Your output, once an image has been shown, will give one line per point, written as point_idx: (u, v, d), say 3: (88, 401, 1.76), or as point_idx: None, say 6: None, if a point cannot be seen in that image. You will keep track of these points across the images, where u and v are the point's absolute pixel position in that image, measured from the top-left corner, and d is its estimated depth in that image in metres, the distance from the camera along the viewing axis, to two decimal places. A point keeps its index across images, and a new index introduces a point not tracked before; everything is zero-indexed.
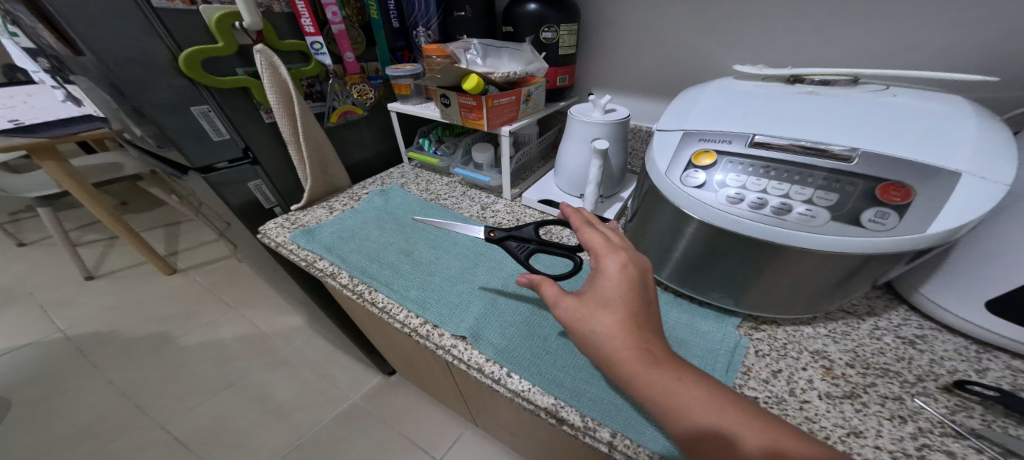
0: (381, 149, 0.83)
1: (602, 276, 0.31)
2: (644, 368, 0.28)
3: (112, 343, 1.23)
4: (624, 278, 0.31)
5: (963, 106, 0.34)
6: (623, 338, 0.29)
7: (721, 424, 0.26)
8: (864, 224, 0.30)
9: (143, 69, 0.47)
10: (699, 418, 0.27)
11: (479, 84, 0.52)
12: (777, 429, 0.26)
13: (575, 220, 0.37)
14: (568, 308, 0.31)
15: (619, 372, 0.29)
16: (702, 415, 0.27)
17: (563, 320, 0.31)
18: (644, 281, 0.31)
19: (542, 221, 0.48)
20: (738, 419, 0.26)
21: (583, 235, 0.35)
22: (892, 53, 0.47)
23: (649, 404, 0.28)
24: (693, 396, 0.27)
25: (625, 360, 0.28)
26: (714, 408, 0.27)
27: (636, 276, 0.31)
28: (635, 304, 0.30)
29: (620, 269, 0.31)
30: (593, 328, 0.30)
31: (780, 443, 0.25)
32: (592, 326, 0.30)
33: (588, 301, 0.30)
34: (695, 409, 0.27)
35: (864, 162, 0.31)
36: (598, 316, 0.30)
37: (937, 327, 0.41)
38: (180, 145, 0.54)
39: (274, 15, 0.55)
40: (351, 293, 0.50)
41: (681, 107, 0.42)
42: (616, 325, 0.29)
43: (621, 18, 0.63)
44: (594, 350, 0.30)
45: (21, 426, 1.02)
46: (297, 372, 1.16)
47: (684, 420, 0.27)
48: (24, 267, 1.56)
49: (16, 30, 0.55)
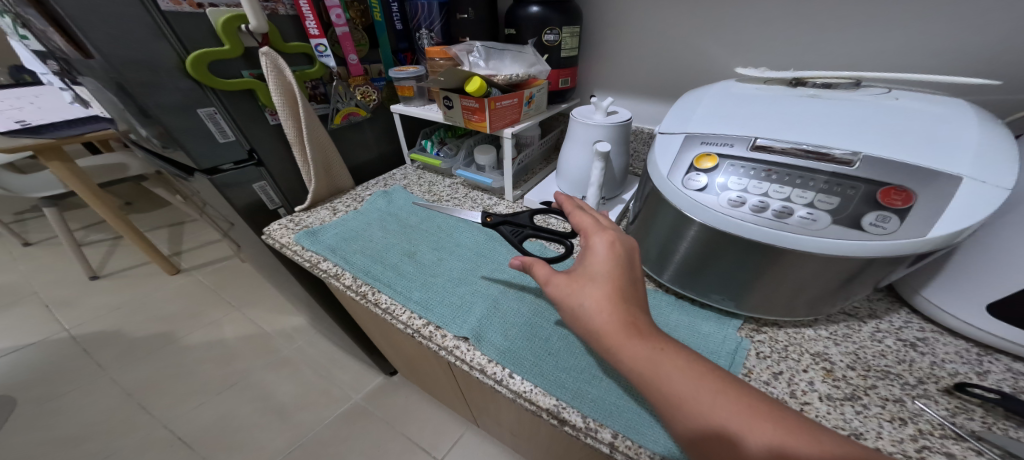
0: (384, 150, 0.83)
1: (591, 253, 0.34)
2: (629, 340, 0.29)
3: (116, 343, 1.24)
4: (611, 255, 0.33)
5: (965, 110, 0.34)
6: (610, 312, 0.30)
7: (700, 391, 0.28)
8: (864, 227, 0.30)
9: (150, 72, 0.48)
10: (679, 387, 0.28)
11: (482, 86, 0.53)
12: (748, 394, 0.27)
13: (567, 205, 0.40)
14: (559, 285, 0.33)
15: (606, 344, 0.30)
16: (681, 383, 0.28)
17: (554, 297, 0.33)
18: (629, 258, 0.34)
19: (539, 210, 0.51)
20: (715, 387, 0.28)
21: (574, 218, 0.38)
22: (895, 55, 0.47)
23: (632, 375, 0.29)
24: (675, 367, 0.29)
25: (612, 333, 0.30)
26: (692, 377, 0.28)
27: (621, 253, 0.34)
28: (622, 280, 0.32)
29: (607, 246, 0.34)
30: (581, 302, 0.31)
31: (751, 407, 0.27)
32: (581, 300, 0.31)
33: (578, 278, 0.32)
34: (677, 378, 0.28)
35: (865, 166, 0.31)
36: (587, 290, 0.31)
37: (938, 330, 0.41)
38: (186, 146, 0.54)
39: (279, 18, 0.56)
40: (355, 294, 0.51)
41: (683, 109, 0.43)
42: (604, 300, 0.31)
43: (623, 21, 0.63)
44: (582, 324, 0.31)
45: (26, 424, 1.03)
46: (299, 372, 1.16)
47: (665, 389, 0.28)
48: (29, 266, 1.57)
49: (26, 33, 0.56)
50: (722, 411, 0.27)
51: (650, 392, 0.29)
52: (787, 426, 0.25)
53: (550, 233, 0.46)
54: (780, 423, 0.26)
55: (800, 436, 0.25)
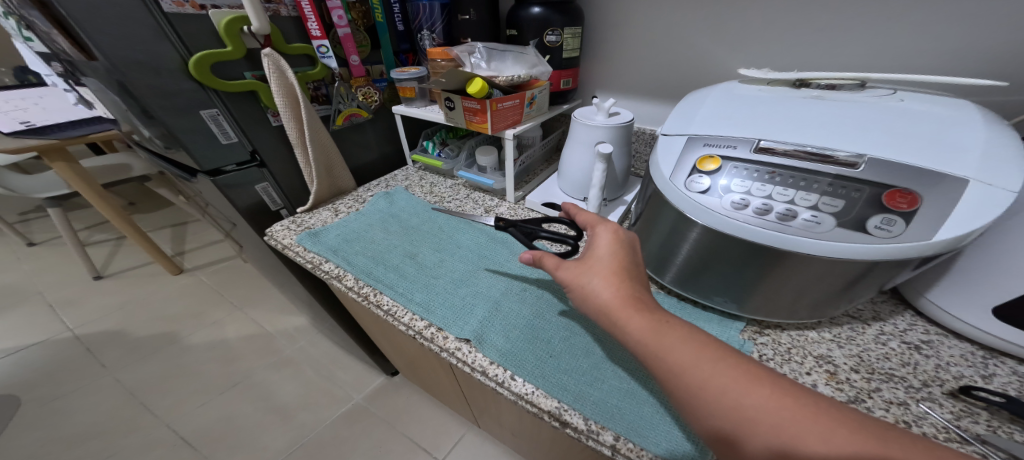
0: (386, 151, 0.83)
1: (596, 240, 0.35)
2: (634, 313, 0.30)
3: (120, 343, 1.25)
4: (615, 241, 0.35)
5: (971, 112, 0.34)
6: (616, 287, 0.31)
7: (702, 361, 0.28)
8: (870, 231, 0.30)
9: (153, 73, 0.48)
10: (681, 356, 0.28)
11: (484, 88, 0.53)
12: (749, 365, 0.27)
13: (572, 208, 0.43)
14: (568, 269, 0.34)
15: (612, 319, 0.31)
16: (685, 354, 0.28)
17: (563, 281, 0.34)
18: (632, 244, 0.35)
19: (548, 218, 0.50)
20: (715, 356, 0.28)
21: (579, 216, 0.40)
22: (899, 55, 0.47)
23: (638, 350, 0.29)
24: (678, 336, 0.29)
25: (617, 307, 0.30)
26: (694, 348, 0.28)
27: (625, 239, 0.35)
28: (625, 262, 0.33)
29: (610, 233, 0.35)
30: (589, 281, 0.32)
31: (752, 375, 0.27)
32: (589, 279, 0.32)
33: (585, 261, 0.34)
34: (680, 347, 0.28)
35: (870, 168, 0.31)
36: (594, 270, 0.33)
37: (943, 332, 0.41)
38: (189, 148, 0.54)
39: (282, 19, 0.56)
40: (357, 296, 0.50)
41: (687, 110, 0.42)
42: (610, 278, 0.32)
43: (624, 22, 0.63)
44: (590, 303, 0.32)
45: (30, 424, 1.03)
46: (301, 372, 1.17)
47: (668, 359, 0.28)
48: (33, 266, 1.58)
49: (31, 35, 0.57)
50: (725, 380, 0.26)
51: (653, 363, 0.29)
52: (785, 393, 0.25)
53: (555, 234, 0.45)
54: (781, 390, 0.26)
55: (801, 403, 0.25)
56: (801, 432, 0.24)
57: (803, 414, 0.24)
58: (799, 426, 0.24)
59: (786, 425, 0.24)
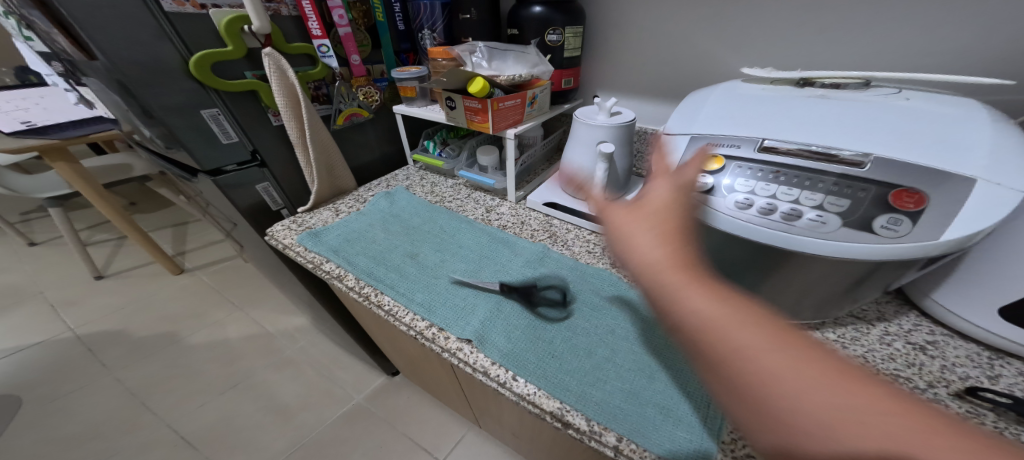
0: (386, 151, 0.83)
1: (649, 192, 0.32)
2: (676, 268, 0.26)
3: (121, 343, 1.25)
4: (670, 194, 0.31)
5: (978, 111, 0.33)
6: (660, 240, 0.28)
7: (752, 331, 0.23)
8: (876, 231, 0.30)
9: (153, 73, 0.48)
10: (727, 323, 0.23)
11: (485, 87, 0.53)
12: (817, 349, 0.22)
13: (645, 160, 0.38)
14: (616, 214, 0.31)
15: (650, 271, 0.27)
16: (732, 321, 0.23)
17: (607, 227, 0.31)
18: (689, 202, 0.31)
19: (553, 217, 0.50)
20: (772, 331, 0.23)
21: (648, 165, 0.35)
22: (903, 54, 0.47)
23: (675, 310, 0.25)
24: (739, 307, 0.24)
25: (659, 261, 0.27)
26: (746, 317, 0.24)
27: (683, 195, 0.31)
28: (676, 217, 0.30)
29: (668, 187, 0.32)
30: (634, 230, 0.29)
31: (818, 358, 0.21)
32: (633, 228, 0.29)
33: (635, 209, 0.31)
34: (741, 317, 0.23)
35: (877, 167, 0.31)
36: (642, 218, 0.30)
37: (948, 333, 0.40)
38: (189, 147, 0.54)
39: (282, 19, 0.56)
40: (358, 296, 0.50)
41: (689, 109, 0.42)
42: (657, 229, 0.29)
43: (626, 21, 0.63)
44: (629, 252, 0.29)
45: (31, 424, 1.03)
46: (302, 372, 1.17)
47: (710, 324, 0.24)
48: (35, 266, 1.58)
49: (31, 35, 0.56)
50: (781, 357, 0.21)
51: (690, 326, 0.24)
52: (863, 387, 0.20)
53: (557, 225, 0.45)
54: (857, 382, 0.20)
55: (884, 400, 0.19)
56: (901, 436, 0.18)
57: (889, 412, 0.19)
58: (874, 421, 0.18)
59: (866, 420, 0.19)
